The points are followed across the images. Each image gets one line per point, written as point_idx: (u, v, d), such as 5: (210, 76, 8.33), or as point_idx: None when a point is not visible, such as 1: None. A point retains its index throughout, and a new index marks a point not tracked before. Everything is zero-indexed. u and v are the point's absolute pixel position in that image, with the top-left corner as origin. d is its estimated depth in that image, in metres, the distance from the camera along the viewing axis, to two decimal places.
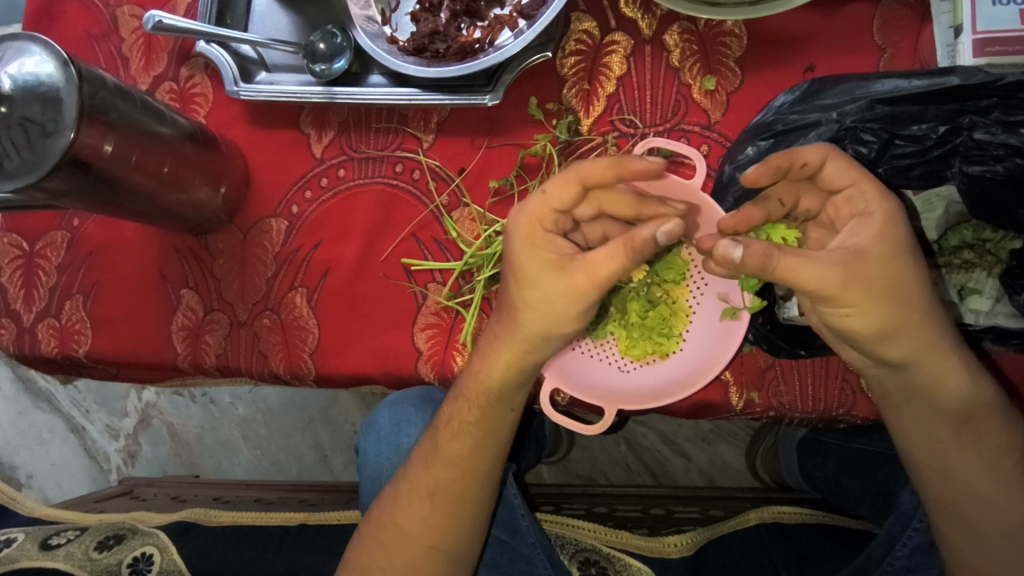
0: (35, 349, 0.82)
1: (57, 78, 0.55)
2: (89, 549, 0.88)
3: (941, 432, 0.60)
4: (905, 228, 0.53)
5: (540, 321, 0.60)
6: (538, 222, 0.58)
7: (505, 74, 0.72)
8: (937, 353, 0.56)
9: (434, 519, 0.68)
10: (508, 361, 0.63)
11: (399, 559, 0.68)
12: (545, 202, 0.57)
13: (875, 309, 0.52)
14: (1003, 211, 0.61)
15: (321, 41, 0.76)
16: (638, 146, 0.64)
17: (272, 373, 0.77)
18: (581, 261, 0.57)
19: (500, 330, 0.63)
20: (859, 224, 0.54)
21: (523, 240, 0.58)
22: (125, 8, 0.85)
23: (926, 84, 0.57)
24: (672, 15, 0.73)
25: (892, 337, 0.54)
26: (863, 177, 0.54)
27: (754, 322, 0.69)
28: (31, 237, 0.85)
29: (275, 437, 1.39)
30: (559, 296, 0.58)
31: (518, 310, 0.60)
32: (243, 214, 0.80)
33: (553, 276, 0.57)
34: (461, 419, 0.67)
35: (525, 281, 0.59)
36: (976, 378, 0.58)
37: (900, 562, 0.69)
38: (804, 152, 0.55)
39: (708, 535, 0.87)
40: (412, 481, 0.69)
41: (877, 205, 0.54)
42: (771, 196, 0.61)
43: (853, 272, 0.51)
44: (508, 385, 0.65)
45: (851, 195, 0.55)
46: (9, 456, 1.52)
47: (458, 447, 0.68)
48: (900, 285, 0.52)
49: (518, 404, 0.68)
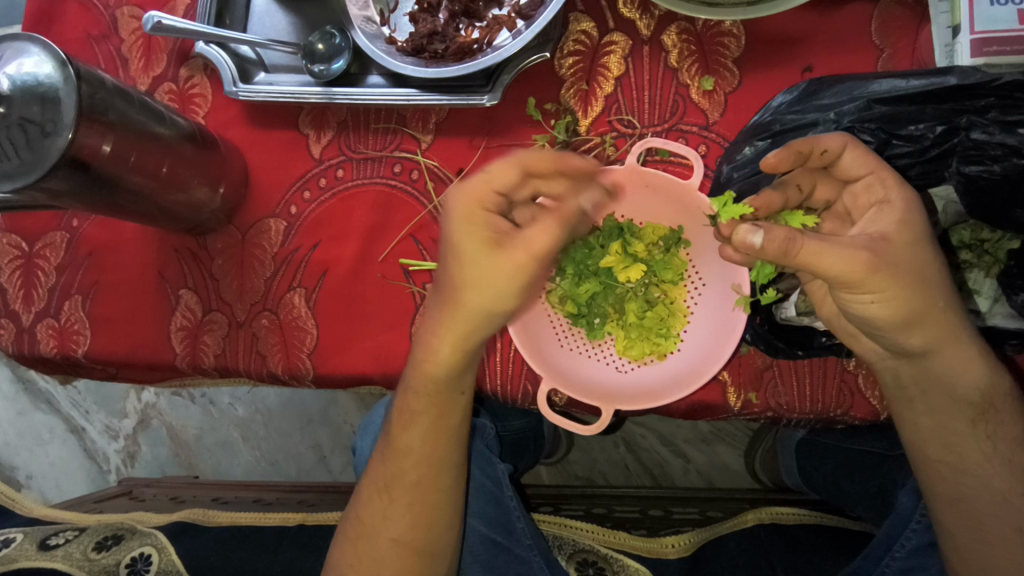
0: (34, 349, 0.82)
1: (55, 78, 0.55)
2: (87, 549, 0.87)
3: (958, 425, 0.60)
4: (924, 216, 0.54)
5: (482, 300, 0.57)
6: (479, 200, 0.55)
7: (504, 74, 0.72)
8: (956, 342, 0.56)
9: (394, 510, 0.68)
10: (452, 343, 0.60)
11: (364, 553, 0.68)
12: (487, 182, 0.55)
13: (904, 296, 0.52)
14: (1002, 212, 0.59)
15: (320, 41, 0.77)
16: (637, 146, 0.66)
17: (270, 373, 0.77)
18: (515, 240, 0.55)
19: (438, 311, 0.60)
20: (880, 212, 0.56)
21: (461, 218, 0.55)
22: (125, 8, 0.85)
23: (923, 83, 0.58)
24: (671, 15, 0.73)
25: (917, 324, 0.54)
26: (882, 167, 0.56)
27: (753, 322, 0.69)
28: (31, 237, 0.85)
29: (274, 437, 1.39)
30: (496, 277, 0.56)
31: (456, 295, 0.57)
32: (243, 214, 0.80)
33: (489, 256, 0.55)
34: (411, 410, 0.67)
35: (461, 261, 0.56)
36: (993, 369, 0.59)
37: (898, 564, 0.68)
38: (824, 139, 0.57)
39: (705, 535, 0.88)
40: (375, 475, 0.70)
41: (896, 194, 0.55)
42: (790, 180, 0.62)
43: (880, 257, 0.51)
44: (453, 370, 0.63)
45: (869, 183, 0.57)
46: (9, 457, 1.52)
47: (413, 438, 0.68)
48: (925, 270, 0.52)
49: (467, 386, 0.66)
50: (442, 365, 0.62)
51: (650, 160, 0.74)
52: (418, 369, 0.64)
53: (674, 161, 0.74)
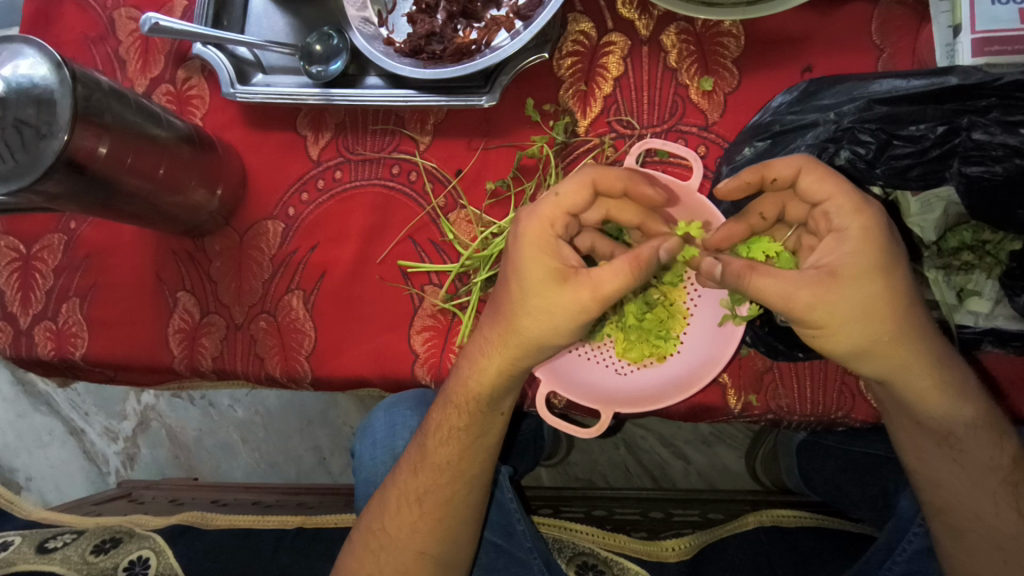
0: (32, 352, 0.82)
1: (50, 80, 0.55)
2: (85, 552, 0.87)
3: (923, 443, 0.61)
4: (885, 245, 0.51)
5: (536, 327, 0.58)
6: (551, 224, 0.57)
7: (502, 75, 0.72)
8: (918, 372, 0.55)
9: (424, 525, 0.67)
10: (500, 365, 0.61)
11: (387, 566, 0.67)
12: (559, 204, 0.56)
13: (845, 332, 0.52)
14: (1003, 213, 0.60)
15: (318, 43, 0.76)
16: (636, 147, 0.64)
17: (268, 375, 0.77)
18: (585, 274, 0.55)
19: (492, 329, 0.61)
20: (836, 241, 0.53)
21: (533, 240, 0.56)
22: (122, 10, 0.85)
23: (923, 84, 0.58)
24: (670, 15, 0.73)
25: (868, 356, 0.53)
26: (839, 191, 0.53)
27: (753, 323, 0.68)
28: (28, 239, 0.84)
29: (274, 439, 1.39)
30: (557, 308, 0.56)
31: (515, 317, 0.58)
32: (240, 216, 0.80)
33: (555, 284, 0.56)
34: (450, 424, 0.67)
35: (527, 284, 0.57)
36: (958, 398, 0.57)
37: (900, 567, 0.68)
38: (775, 166, 0.56)
39: (706, 539, 0.87)
40: (402, 486, 0.69)
41: (852, 222, 0.52)
42: (753, 210, 0.62)
43: (817, 296, 0.51)
44: (497, 389, 0.63)
45: (827, 207, 0.54)
46: (9, 459, 1.52)
47: (447, 452, 0.67)
48: (871, 306, 0.51)
49: (507, 408, 0.66)
50: (486, 385, 0.63)
51: (649, 162, 0.74)
52: (461, 384, 0.65)
53: (673, 162, 0.73)
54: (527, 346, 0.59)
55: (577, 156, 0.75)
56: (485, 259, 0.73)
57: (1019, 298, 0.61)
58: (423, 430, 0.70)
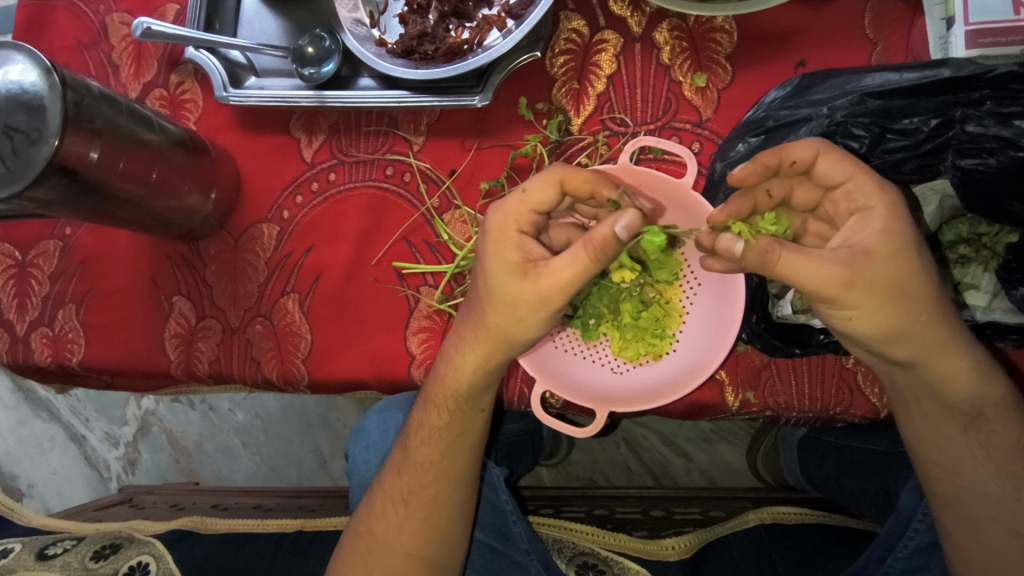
0: (28, 359, 0.82)
1: (40, 86, 0.55)
2: (85, 558, 0.87)
3: (950, 430, 0.60)
4: (910, 224, 0.51)
5: (506, 321, 0.58)
6: (514, 221, 0.57)
7: (494, 75, 0.71)
8: (945, 350, 0.55)
9: (409, 526, 0.67)
10: (476, 360, 0.62)
11: (376, 569, 0.67)
12: (524, 201, 0.57)
13: (878, 313, 0.51)
14: (997, 203, 0.58)
15: (309, 45, 0.76)
16: (628, 146, 0.65)
17: (264, 379, 0.76)
18: (544, 268, 0.55)
19: (466, 327, 0.62)
20: (862, 220, 0.53)
21: (495, 235, 0.57)
22: (114, 15, 0.85)
23: (916, 77, 0.58)
24: (662, 12, 0.73)
25: (898, 338, 0.53)
26: (859, 171, 0.53)
27: (749, 319, 0.68)
28: (23, 246, 0.84)
29: (274, 443, 1.38)
30: (525, 303, 0.56)
31: (485, 309, 0.59)
32: (235, 220, 0.80)
33: (515, 279, 0.56)
34: (432, 424, 0.67)
35: (492, 281, 0.57)
36: (984, 376, 0.58)
37: (901, 565, 0.68)
38: (792, 149, 0.55)
39: (706, 537, 0.87)
40: (386, 488, 0.69)
41: (877, 199, 0.52)
42: (762, 185, 0.60)
43: (855, 275, 0.50)
44: (474, 386, 0.64)
45: (848, 190, 0.54)
46: (10, 466, 1.52)
47: (429, 452, 0.68)
48: (906, 283, 0.51)
49: (486, 404, 0.67)
50: (463, 378, 0.63)
51: (642, 160, 0.74)
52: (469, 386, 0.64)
53: (668, 159, 0.73)
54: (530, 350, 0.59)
55: (570, 155, 0.74)
56: None
57: (1016, 291, 0.60)
58: (406, 433, 0.71)
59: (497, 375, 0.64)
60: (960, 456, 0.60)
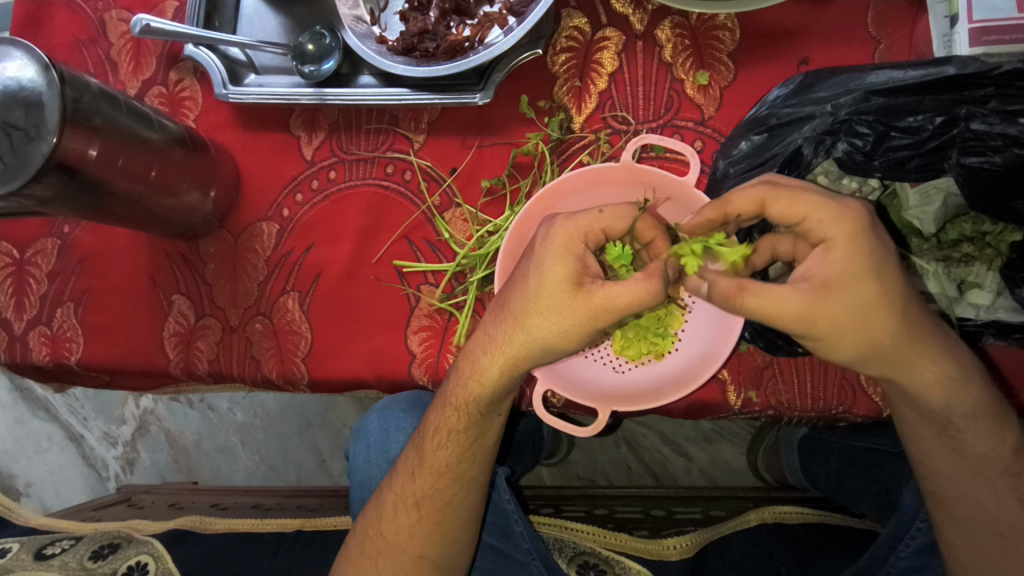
0: (26, 357, 0.81)
1: (38, 82, 0.54)
2: (83, 558, 0.86)
3: (924, 434, 0.60)
4: (870, 251, 0.50)
5: (545, 328, 0.57)
6: (584, 233, 0.57)
7: (495, 73, 0.71)
8: (915, 366, 0.55)
9: (421, 528, 0.68)
10: (503, 364, 0.60)
11: (386, 569, 0.68)
12: (601, 220, 0.58)
13: (842, 342, 0.52)
14: (1000, 203, 0.59)
15: (310, 42, 0.75)
16: (632, 143, 0.64)
17: (264, 378, 0.76)
18: (600, 286, 0.55)
19: (498, 327, 0.60)
20: (823, 252, 0.51)
21: (561, 240, 0.56)
22: (113, 12, 0.84)
23: (921, 74, 0.57)
24: (664, 9, 0.72)
25: (866, 359, 0.53)
26: (811, 208, 0.51)
27: (753, 318, 0.66)
28: (22, 245, 0.84)
29: (274, 442, 1.38)
30: (567, 315, 0.56)
31: (524, 314, 0.58)
32: (235, 218, 0.79)
33: (568, 290, 0.55)
34: (449, 428, 0.66)
35: (545, 285, 0.56)
36: (956, 388, 0.56)
37: (903, 564, 0.68)
38: (736, 202, 0.53)
39: (708, 537, 0.87)
40: (398, 490, 0.69)
41: (836, 231, 0.50)
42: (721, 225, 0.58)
43: (815, 310, 0.50)
44: (499, 390, 0.63)
45: (806, 226, 0.52)
46: (8, 465, 1.51)
47: (445, 456, 0.67)
48: (865, 309, 0.51)
49: (504, 409, 0.66)
50: (487, 385, 0.62)
51: (644, 158, 0.74)
52: (460, 388, 0.64)
53: (670, 157, 0.73)
54: (532, 347, 0.58)
55: (571, 154, 0.74)
56: (481, 257, 0.73)
57: (1019, 289, 0.60)
58: (419, 433, 0.70)
59: (520, 378, 0.63)
60: (935, 461, 0.61)
